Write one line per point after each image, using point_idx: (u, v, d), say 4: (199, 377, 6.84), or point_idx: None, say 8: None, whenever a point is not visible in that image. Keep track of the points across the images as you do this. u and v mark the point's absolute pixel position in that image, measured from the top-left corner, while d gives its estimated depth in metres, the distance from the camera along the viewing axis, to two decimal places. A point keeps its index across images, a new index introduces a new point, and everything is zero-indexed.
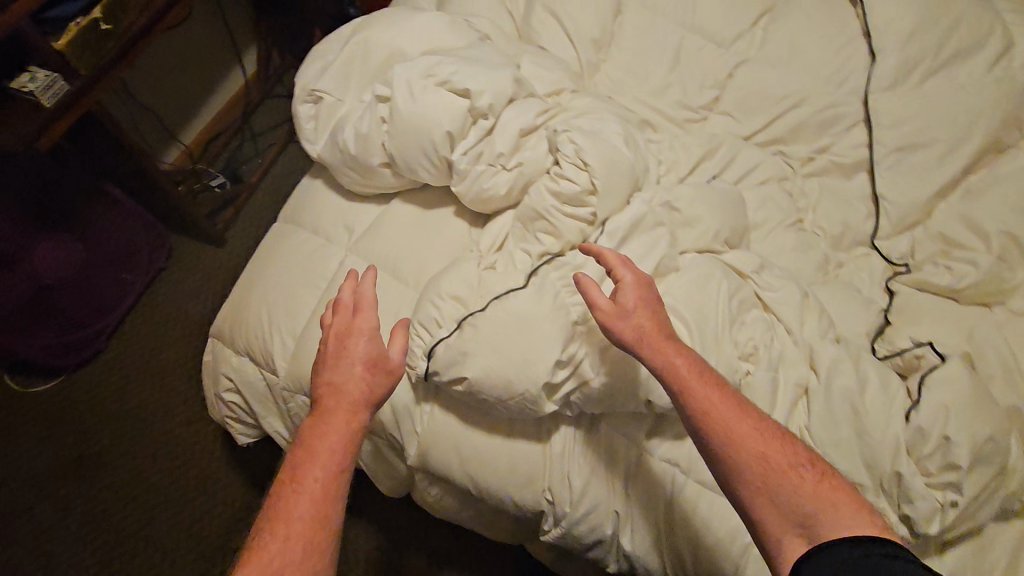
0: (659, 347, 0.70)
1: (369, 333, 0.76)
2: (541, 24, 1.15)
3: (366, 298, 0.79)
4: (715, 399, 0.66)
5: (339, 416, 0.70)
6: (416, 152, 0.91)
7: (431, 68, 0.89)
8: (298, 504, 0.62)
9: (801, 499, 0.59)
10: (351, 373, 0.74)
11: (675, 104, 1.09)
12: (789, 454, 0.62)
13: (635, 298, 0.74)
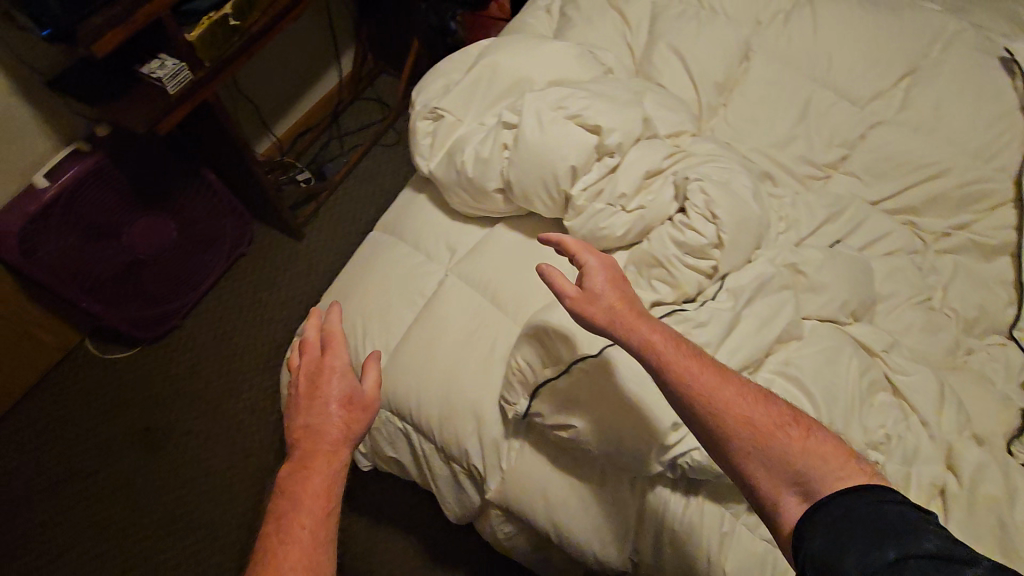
0: (630, 326, 0.72)
1: (340, 371, 0.78)
2: (664, 61, 1.12)
3: (333, 335, 0.80)
4: (689, 368, 0.69)
5: (317, 462, 0.72)
6: (536, 183, 0.89)
7: (564, 100, 0.88)
8: (290, 553, 0.65)
9: (786, 455, 0.62)
10: (326, 411, 0.76)
11: (799, 159, 1.05)
12: (765, 414, 0.65)
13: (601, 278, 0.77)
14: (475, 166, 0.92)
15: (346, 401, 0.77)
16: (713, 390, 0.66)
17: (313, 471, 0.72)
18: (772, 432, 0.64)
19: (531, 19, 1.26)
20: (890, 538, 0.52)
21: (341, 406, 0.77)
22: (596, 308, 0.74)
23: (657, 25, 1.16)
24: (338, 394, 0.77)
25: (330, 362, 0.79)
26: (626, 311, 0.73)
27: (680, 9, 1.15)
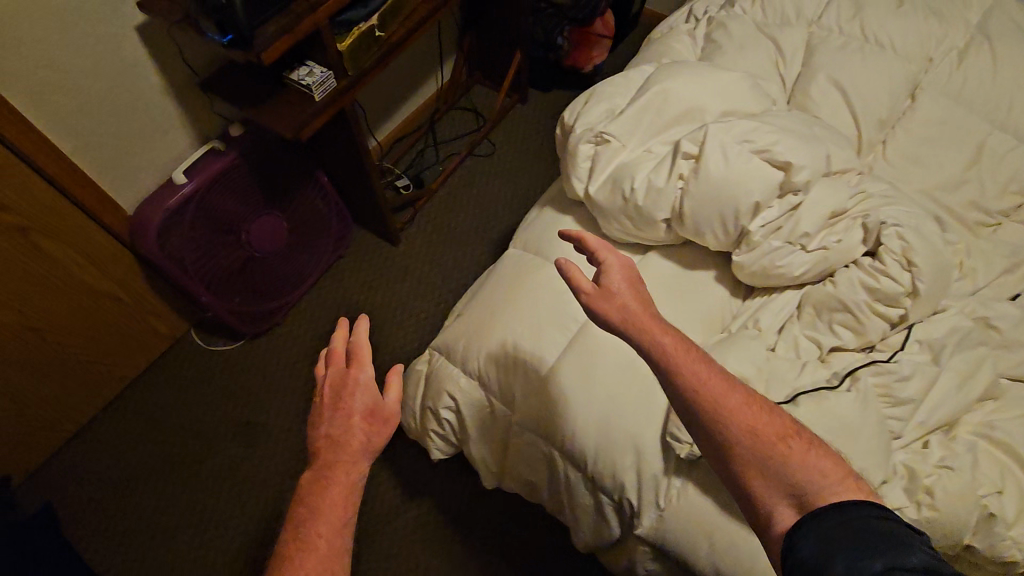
0: (641, 326, 0.78)
1: (365, 384, 0.78)
2: (824, 94, 1.09)
3: (359, 348, 0.80)
4: (694, 370, 0.74)
5: (336, 476, 0.73)
6: (714, 218, 0.87)
7: (749, 133, 0.86)
8: (307, 562, 0.67)
9: (782, 464, 0.66)
10: (348, 423, 0.77)
11: (968, 204, 1.01)
12: (767, 424, 0.69)
13: (618, 278, 0.83)
14: (649, 194, 0.90)
15: (369, 415, 0.77)
16: (716, 393, 0.71)
17: (332, 482, 0.73)
18: (774, 443, 0.68)
19: (673, 43, 1.24)
20: (880, 550, 0.55)
21: (364, 419, 0.77)
22: (611, 305, 0.81)
23: (815, 56, 1.12)
24: (359, 408, 0.77)
25: (356, 374, 0.79)
26: (640, 311, 0.79)
27: (840, 41, 1.12)
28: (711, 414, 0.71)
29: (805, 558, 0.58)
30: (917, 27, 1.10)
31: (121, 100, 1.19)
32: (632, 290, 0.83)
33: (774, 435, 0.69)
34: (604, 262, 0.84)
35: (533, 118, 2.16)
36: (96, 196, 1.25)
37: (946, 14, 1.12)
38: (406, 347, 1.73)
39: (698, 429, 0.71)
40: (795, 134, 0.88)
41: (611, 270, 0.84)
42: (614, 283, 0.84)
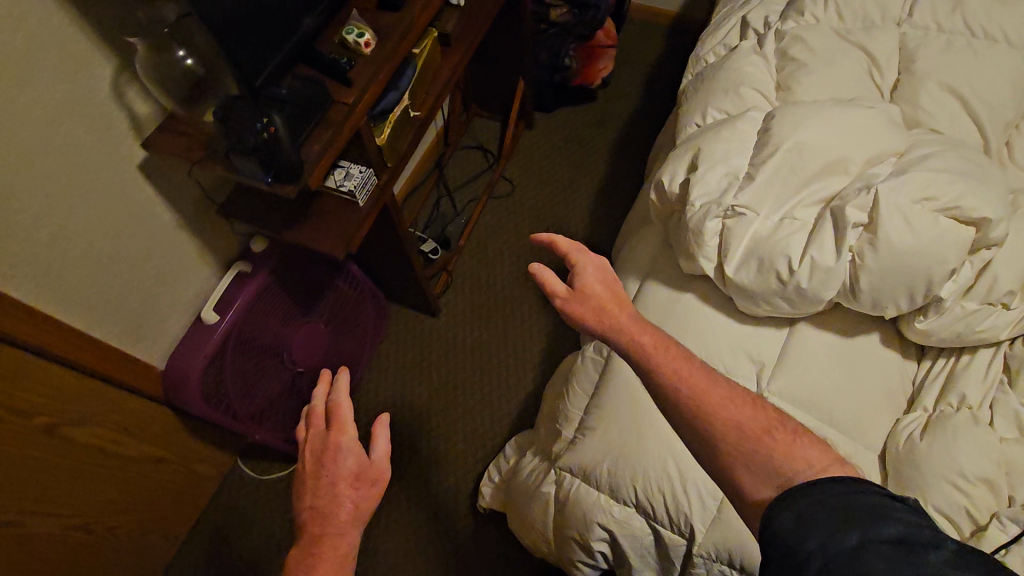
0: (621, 330, 0.82)
1: (351, 447, 0.73)
2: (939, 103, 0.96)
3: (339, 408, 0.75)
4: (675, 367, 0.78)
5: (327, 549, 0.68)
6: (900, 292, 0.75)
7: (926, 188, 0.74)
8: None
9: (768, 454, 0.70)
10: (335, 489, 0.71)
11: None
12: (754, 415, 0.74)
13: (593, 278, 0.86)
14: (816, 275, 0.77)
15: (355, 479, 0.72)
16: (698, 387, 0.76)
17: (321, 559, 0.67)
18: (762, 438, 0.72)
19: (743, 65, 1.09)
20: (857, 523, 0.55)
21: (350, 485, 0.72)
22: (586, 307, 0.84)
23: (917, 61, 0.99)
24: (346, 474, 0.72)
25: (337, 438, 0.74)
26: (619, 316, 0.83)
27: (941, 41, 1.00)
28: (696, 408, 0.75)
29: (782, 533, 0.57)
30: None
31: (138, 252, 1.01)
32: (610, 294, 0.85)
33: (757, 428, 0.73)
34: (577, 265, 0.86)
35: (547, 142, 1.99)
36: (124, 363, 1.06)
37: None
38: (476, 426, 1.57)
39: (685, 423, 0.76)
40: (971, 176, 0.76)
41: (587, 274, 0.86)
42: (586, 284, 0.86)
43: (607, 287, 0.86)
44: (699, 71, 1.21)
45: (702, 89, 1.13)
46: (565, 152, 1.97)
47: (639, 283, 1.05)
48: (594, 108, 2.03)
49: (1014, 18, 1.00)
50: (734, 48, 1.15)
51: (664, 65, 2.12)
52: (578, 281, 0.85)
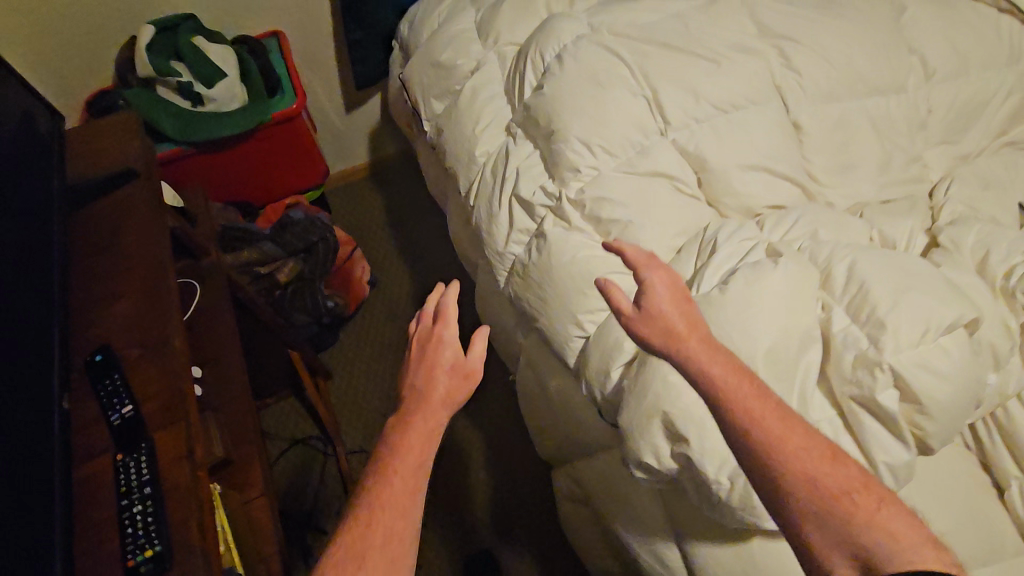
0: (689, 349, 0.66)
1: (450, 343, 0.76)
2: (752, 184, 0.94)
3: (448, 312, 0.76)
4: (755, 403, 0.61)
5: (418, 424, 0.70)
6: (960, 423, 0.66)
7: (916, 322, 0.65)
8: (394, 493, 0.65)
9: (844, 520, 0.54)
10: (431, 374, 0.74)
11: (908, 167, 1.00)
12: (833, 467, 0.57)
13: (673, 308, 0.70)
14: (898, 473, 0.65)
15: (453, 370, 0.74)
16: (767, 425, 0.59)
17: (412, 425, 0.70)
18: (840, 494, 0.55)
19: (571, 252, 0.94)
20: None
21: (445, 373, 0.74)
22: (653, 329, 0.69)
23: (709, 159, 0.94)
24: (445, 364, 0.74)
25: (442, 332, 0.76)
26: (687, 338, 0.67)
27: (709, 129, 0.95)
28: (761, 442, 0.59)
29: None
30: (742, 63, 0.97)
31: None
32: (687, 310, 0.71)
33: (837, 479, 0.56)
34: (645, 279, 0.72)
35: (361, 376, 1.63)
36: None
37: (737, 28, 1.02)
38: None
39: None
40: (911, 276, 0.70)
41: (658, 290, 0.71)
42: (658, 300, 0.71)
43: (682, 306, 0.71)
44: (520, 266, 1.03)
45: (549, 296, 0.95)
46: (387, 369, 1.64)
47: (676, 544, 0.84)
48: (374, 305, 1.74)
49: (743, 76, 0.96)
50: (539, 233, 0.99)
51: (397, 220, 1.92)
52: (646, 296, 0.71)
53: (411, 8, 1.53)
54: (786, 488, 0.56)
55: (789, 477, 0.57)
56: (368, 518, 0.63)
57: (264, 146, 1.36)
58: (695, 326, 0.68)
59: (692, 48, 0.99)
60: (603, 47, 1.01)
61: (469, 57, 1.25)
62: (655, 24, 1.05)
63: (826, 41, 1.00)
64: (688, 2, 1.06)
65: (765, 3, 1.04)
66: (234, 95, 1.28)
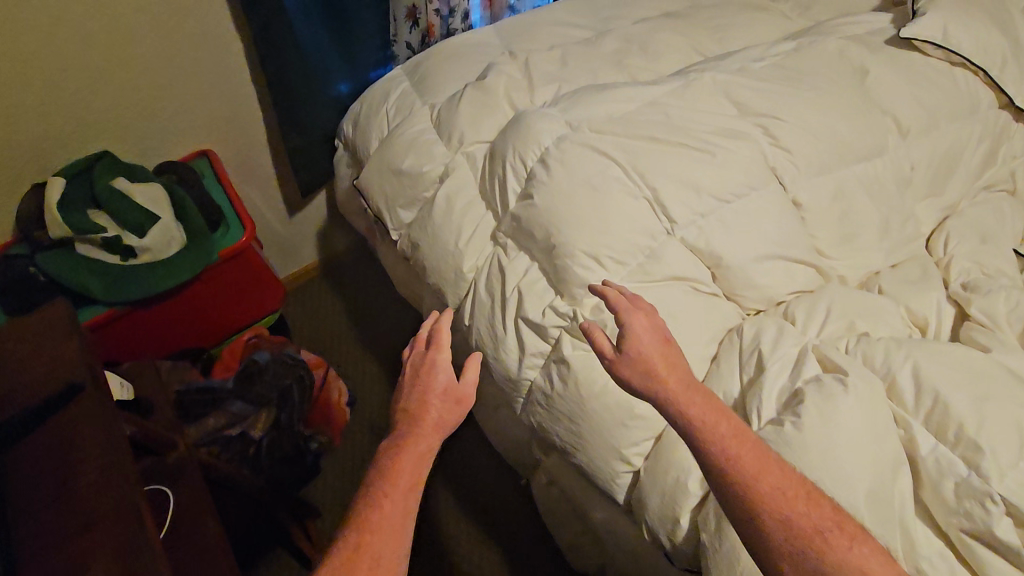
0: (670, 388, 0.67)
1: (446, 364, 0.75)
2: (770, 274, 0.90)
3: (444, 336, 0.76)
4: (733, 444, 0.63)
5: (410, 446, 0.68)
6: None
7: (1008, 438, 0.61)
8: (388, 517, 0.62)
9: (824, 565, 0.54)
10: (425, 397, 0.73)
11: (906, 227, 0.99)
12: (810, 510, 0.58)
13: (653, 345, 0.71)
14: None
15: (447, 392, 0.73)
16: (751, 466, 0.61)
17: (404, 450, 0.68)
18: (820, 534, 0.56)
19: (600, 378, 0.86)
20: None
21: (439, 396, 0.73)
22: (637, 368, 0.69)
23: (723, 255, 0.89)
24: (438, 387, 0.73)
25: (437, 353, 0.75)
26: (669, 375, 0.68)
27: (717, 222, 0.90)
28: (740, 472, 0.61)
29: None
30: (735, 150, 0.94)
31: None
32: (670, 349, 0.71)
33: (811, 517, 0.58)
34: (629, 320, 0.73)
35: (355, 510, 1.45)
36: None
37: (717, 111, 0.99)
38: None
39: None
40: (980, 379, 0.67)
41: (641, 332, 0.72)
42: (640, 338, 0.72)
43: (663, 348, 0.71)
44: (540, 393, 0.93)
45: (585, 430, 0.86)
46: None
47: None
48: (359, 420, 1.56)
49: (737, 163, 0.92)
50: (558, 358, 0.90)
51: (362, 319, 1.77)
52: (628, 338, 0.71)
53: (355, 107, 1.43)
54: (762, 520, 0.58)
55: (765, 510, 0.58)
56: (358, 540, 0.60)
57: (213, 287, 1.21)
58: (677, 368, 0.69)
59: (682, 139, 0.94)
60: (588, 147, 0.95)
61: (434, 161, 1.17)
62: (633, 116, 1.00)
63: (806, 115, 0.99)
64: (662, 89, 1.03)
65: (738, 83, 1.02)
66: (171, 239, 1.13)
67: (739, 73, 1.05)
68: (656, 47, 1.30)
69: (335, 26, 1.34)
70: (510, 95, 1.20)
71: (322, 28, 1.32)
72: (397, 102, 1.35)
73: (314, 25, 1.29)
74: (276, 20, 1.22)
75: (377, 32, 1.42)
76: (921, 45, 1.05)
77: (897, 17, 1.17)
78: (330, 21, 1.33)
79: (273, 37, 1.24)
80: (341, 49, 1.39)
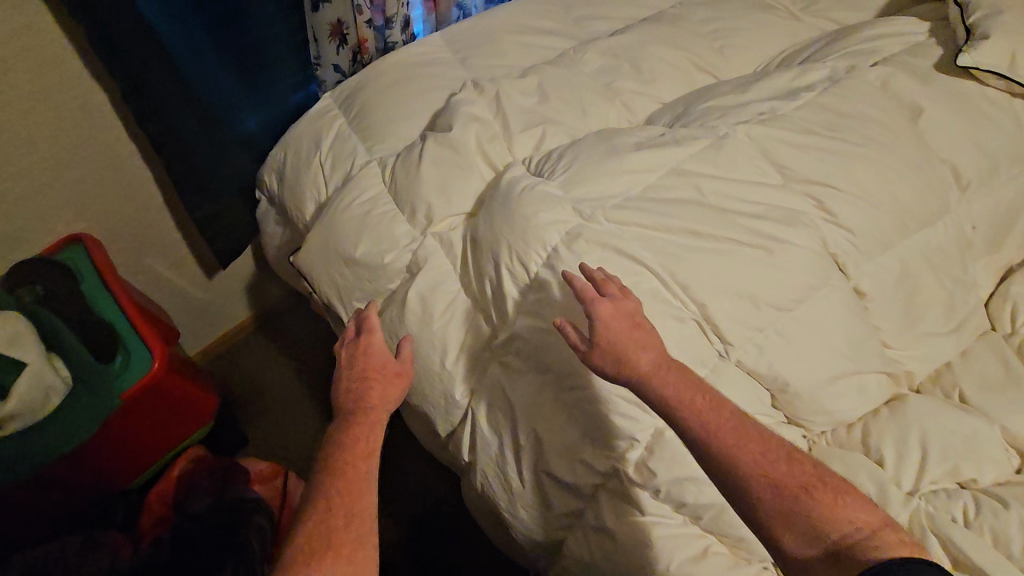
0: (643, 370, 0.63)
1: (382, 346, 0.78)
2: (844, 393, 0.74)
3: (374, 322, 0.79)
4: (709, 413, 0.60)
5: (361, 420, 0.69)
6: None
7: None
8: (353, 479, 0.64)
9: (812, 520, 0.52)
10: (366, 378, 0.74)
11: (969, 301, 0.86)
12: (791, 468, 0.55)
13: (621, 323, 0.66)
14: None
15: (386, 370, 0.76)
16: (730, 435, 0.57)
17: (355, 422, 0.69)
18: (801, 487, 0.54)
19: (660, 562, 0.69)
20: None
21: (379, 374, 0.75)
22: (608, 353, 0.65)
23: (790, 380, 0.72)
24: (377, 367, 0.75)
25: (371, 337, 0.77)
26: (638, 356, 0.63)
27: (779, 340, 0.73)
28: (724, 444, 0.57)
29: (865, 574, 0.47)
30: (792, 238, 0.75)
31: None
32: (641, 327, 0.66)
33: (792, 472, 0.55)
34: (598, 302, 0.67)
35: None
36: None
37: (760, 181, 0.79)
38: None
39: None
40: None
41: (610, 316, 0.66)
42: (609, 318, 0.66)
43: (632, 329, 0.66)
44: (580, 561, 0.76)
45: None
46: None
47: None
48: None
49: (798, 256, 0.74)
50: (599, 525, 0.73)
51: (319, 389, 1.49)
52: (597, 325, 0.66)
53: (274, 152, 1.11)
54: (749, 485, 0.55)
55: (749, 475, 0.55)
56: (330, 503, 0.61)
57: (121, 430, 0.93)
58: (649, 344, 0.65)
59: (730, 231, 0.75)
60: (614, 248, 0.74)
61: (398, 246, 0.90)
62: (658, 193, 0.79)
63: (864, 178, 0.80)
64: (689, 150, 0.81)
65: (779, 138, 0.82)
66: (47, 389, 0.81)
67: (775, 122, 0.84)
68: (650, 66, 1.06)
69: (237, 54, 1.00)
70: (487, 149, 0.94)
71: (218, 61, 0.98)
72: (332, 148, 1.05)
73: (207, 59, 0.96)
74: (152, 63, 0.89)
75: (292, 52, 1.08)
76: (975, 75, 0.88)
77: (933, 27, 0.99)
78: (229, 48, 0.98)
79: (152, 85, 0.91)
80: (247, 81, 1.05)
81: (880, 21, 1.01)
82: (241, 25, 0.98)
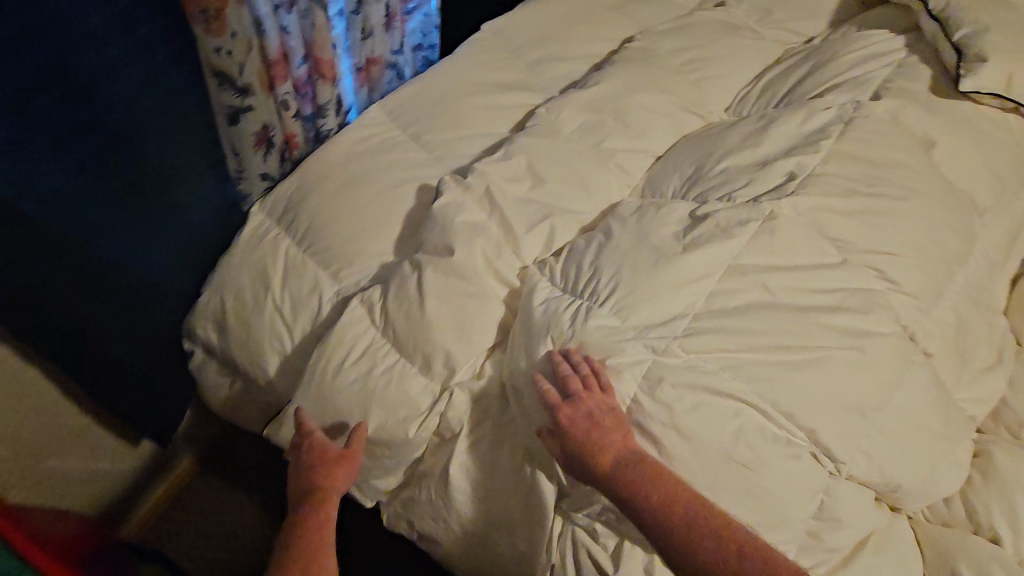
0: (613, 474, 0.61)
1: (322, 440, 0.73)
2: (944, 473, 0.72)
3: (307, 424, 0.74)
4: (655, 506, 0.59)
5: (311, 522, 0.70)
6: None
7: None
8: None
9: None
10: (310, 480, 0.72)
11: (1001, 326, 0.87)
12: (727, 553, 0.57)
13: (583, 423, 0.63)
14: None
15: (327, 463, 0.72)
16: (671, 532, 0.59)
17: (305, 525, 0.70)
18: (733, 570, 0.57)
19: None
20: None
21: (321, 472, 0.72)
22: (579, 460, 0.63)
23: (901, 482, 0.68)
24: (317, 466, 0.72)
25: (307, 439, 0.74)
26: (598, 461, 0.62)
27: (888, 444, 0.67)
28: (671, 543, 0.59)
29: None
30: (873, 329, 0.69)
31: None
32: (606, 425, 0.63)
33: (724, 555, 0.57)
34: (566, 408, 0.64)
35: None
36: None
37: (822, 264, 0.72)
38: None
39: None
40: None
41: (575, 421, 0.63)
42: (575, 424, 0.63)
43: (595, 429, 0.63)
44: None
45: None
46: None
47: None
48: None
49: (884, 348, 0.68)
50: None
51: None
52: (564, 431, 0.63)
53: (203, 299, 0.85)
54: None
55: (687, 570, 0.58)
56: None
57: None
58: (611, 445, 0.62)
59: (815, 336, 0.67)
60: (705, 389, 0.64)
61: (418, 409, 0.74)
62: (726, 303, 0.68)
63: (912, 236, 0.76)
64: (741, 240, 0.72)
65: (823, 208, 0.75)
66: None
67: (814, 187, 0.76)
68: (637, 118, 0.92)
69: (141, 198, 0.74)
70: (497, 263, 0.78)
71: (115, 216, 0.72)
72: (288, 285, 0.82)
73: (99, 219, 0.70)
74: (18, 247, 0.63)
75: (210, 172, 0.82)
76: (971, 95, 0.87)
77: (908, 40, 0.96)
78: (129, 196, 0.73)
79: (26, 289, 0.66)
80: (159, 225, 0.78)
81: (857, 39, 0.96)
82: (136, 165, 0.72)
